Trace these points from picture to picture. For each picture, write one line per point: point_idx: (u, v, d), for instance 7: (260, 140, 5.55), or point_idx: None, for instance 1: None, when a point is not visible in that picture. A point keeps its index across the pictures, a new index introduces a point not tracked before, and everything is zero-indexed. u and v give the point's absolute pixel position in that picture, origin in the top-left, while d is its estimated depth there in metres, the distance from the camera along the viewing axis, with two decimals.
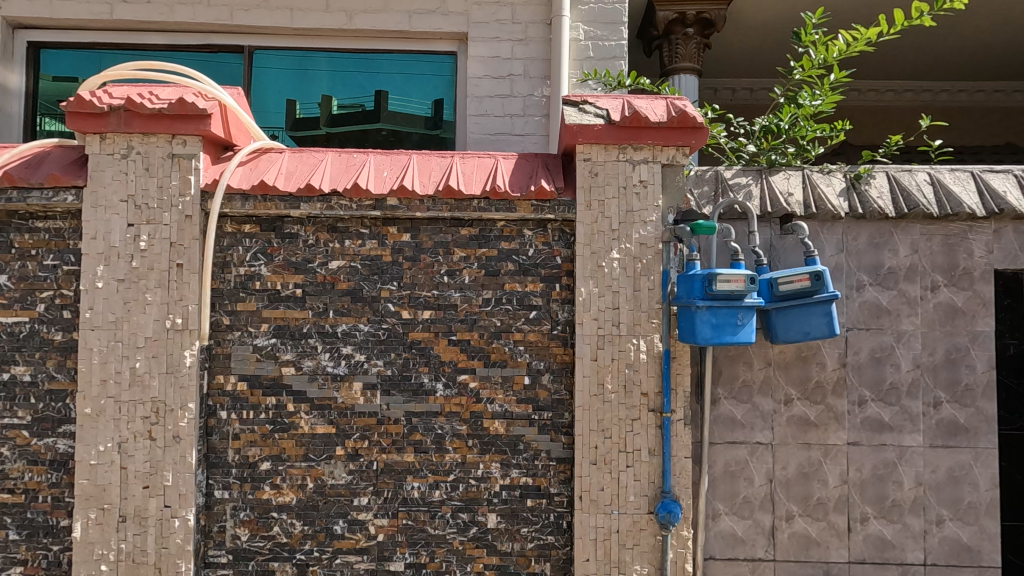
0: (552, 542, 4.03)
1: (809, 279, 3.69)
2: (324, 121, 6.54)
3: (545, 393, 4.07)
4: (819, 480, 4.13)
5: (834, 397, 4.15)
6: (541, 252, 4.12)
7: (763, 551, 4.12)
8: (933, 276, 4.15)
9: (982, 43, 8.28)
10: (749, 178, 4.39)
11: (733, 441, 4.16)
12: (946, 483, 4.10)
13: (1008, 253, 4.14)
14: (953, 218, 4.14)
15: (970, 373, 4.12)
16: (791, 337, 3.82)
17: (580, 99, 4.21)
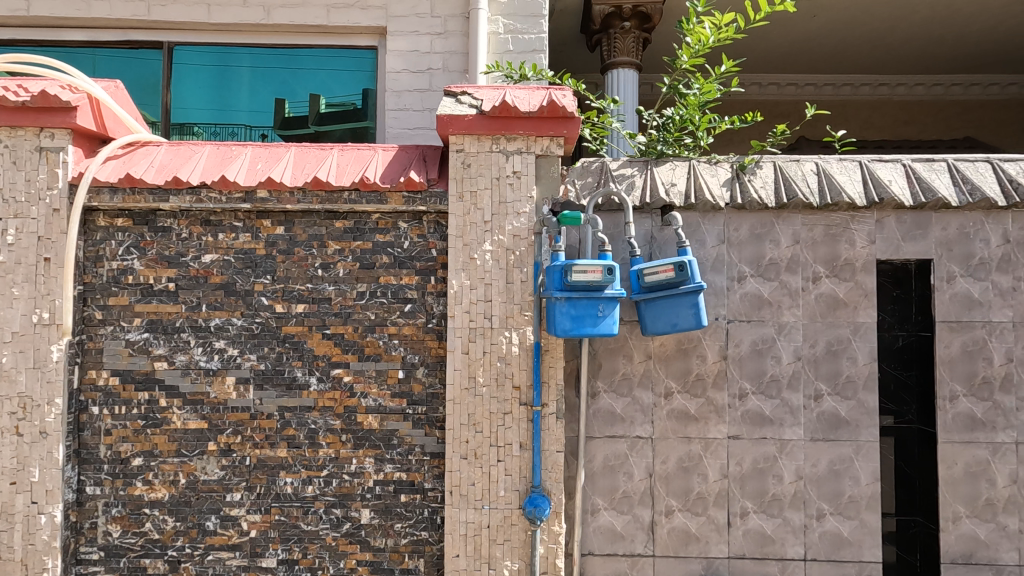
0: (426, 538, 4.00)
1: (674, 269, 3.64)
2: (312, 121, 6.53)
3: (419, 387, 4.03)
4: (699, 474, 4.08)
5: (714, 390, 4.10)
6: (416, 245, 4.08)
7: (642, 546, 4.08)
8: (814, 267, 4.09)
9: (929, 34, 8.94)
10: (634, 169, 4.33)
11: (612, 435, 4.11)
12: (827, 476, 4.04)
13: (891, 243, 4.07)
14: (834, 208, 4.08)
15: (851, 365, 4.06)
16: (659, 328, 3.76)
17: (460, 91, 4.20)
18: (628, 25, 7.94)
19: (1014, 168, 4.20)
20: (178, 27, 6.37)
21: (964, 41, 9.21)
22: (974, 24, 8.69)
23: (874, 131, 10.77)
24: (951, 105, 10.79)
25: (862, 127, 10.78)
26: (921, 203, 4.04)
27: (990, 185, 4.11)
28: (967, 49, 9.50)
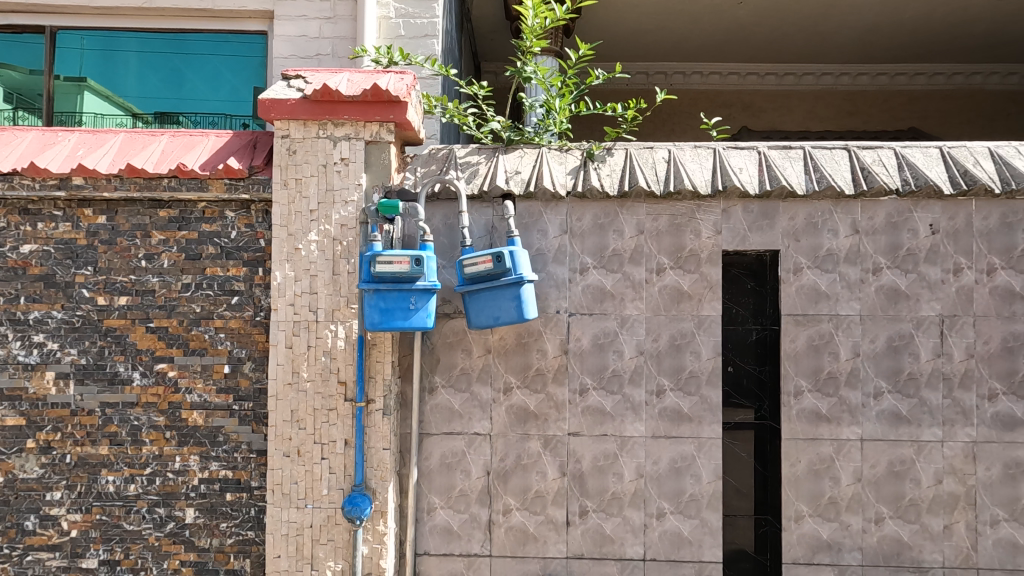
0: (252, 538, 3.86)
1: (492, 260, 3.50)
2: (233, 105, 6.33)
3: (246, 382, 3.89)
4: (538, 472, 3.95)
5: (554, 386, 3.96)
6: (244, 235, 3.92)
7: (479, 546, 3.95)
8: (658, 258, 3.95)
9: (865, 23, 8.89)
10: (481, 157, 4.17)
11: (449, 432, 3.98)
12: (668, 474, 3.91)
13: (736, 233, 3.92)
14: (678, 196, 3.92)
15: (695, 360, 3.92)
16: (483, 322, 3.61)
17: (295, 74, 4.02)
18: None
19: (870, 156, 4.05)
20: (60, 11, 6.18)
21: (901, 30, 9.10)
22: (907, 11, 8.59)
23: (819, 121, 10.67)
24: (899, 96, 10.66)
25: (806, 116, 10.67)
26: (766, 191, 3.88)
27: (843, 173, 3.96)
28: (907, 39, 9.38)
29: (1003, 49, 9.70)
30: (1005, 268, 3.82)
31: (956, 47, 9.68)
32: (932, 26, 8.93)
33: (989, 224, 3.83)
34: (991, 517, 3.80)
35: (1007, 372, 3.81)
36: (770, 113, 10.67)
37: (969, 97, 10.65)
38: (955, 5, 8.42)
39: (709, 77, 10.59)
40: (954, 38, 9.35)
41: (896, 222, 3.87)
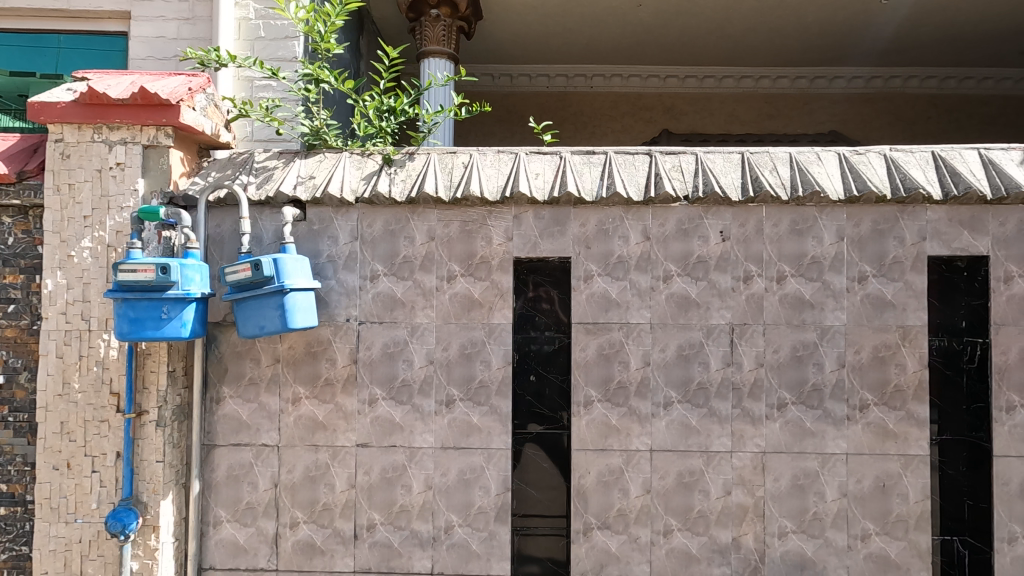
0: (27, 553, 3.75)
1: (251, 268, 3.41)
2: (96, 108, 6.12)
3: (22, 393, 3.78)
4: (326, 484, 3.86)
5: (343, 396, 3.87)
6: (21, 241, 3.80)
7: (265, 561, 3.86)
8: (449, 265, 3.87)
9: (770, 26, 8.84)
10: (279, 162, 4.09)
11: (237, 443, 3.89)
12: (456, 486, 3.83)
13: (527, 240, 3.85)
14: (467, 202, 3.85)
15: (485, 369, 3.85)
16: (249, 331, 3.52)
17: (82, 77, 3.92)
18: (438, 13, 7.73)
19: (671, 162, 3.99)
20: None
21: (808, 33, 9.06)
22: (808, 14, 8.58)
23: (739, 124, 10.68)
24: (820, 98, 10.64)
25: (727, 119, 10.66)
26: (554, 198, 3.81)
27: (637, 179, 3.90)
28: (817, 43, 9.36)
29: (915, 52, 9.69)
30: (795, 276, 3.77)
31: (869, 51, 9.66)
32: (838, 30, 8.92)
33: (779, 231, 3.78)
34: (779, 529, 3.73)
35: (797, 382, 3.75)
36: (690, 116, 10.68)
37: (888, 101, 10.66)
38: (855, 8, 8.38)
39: (629, 80, 10.59)
40: (864, 42, 9.36)
41: (687, 228, 3.81)
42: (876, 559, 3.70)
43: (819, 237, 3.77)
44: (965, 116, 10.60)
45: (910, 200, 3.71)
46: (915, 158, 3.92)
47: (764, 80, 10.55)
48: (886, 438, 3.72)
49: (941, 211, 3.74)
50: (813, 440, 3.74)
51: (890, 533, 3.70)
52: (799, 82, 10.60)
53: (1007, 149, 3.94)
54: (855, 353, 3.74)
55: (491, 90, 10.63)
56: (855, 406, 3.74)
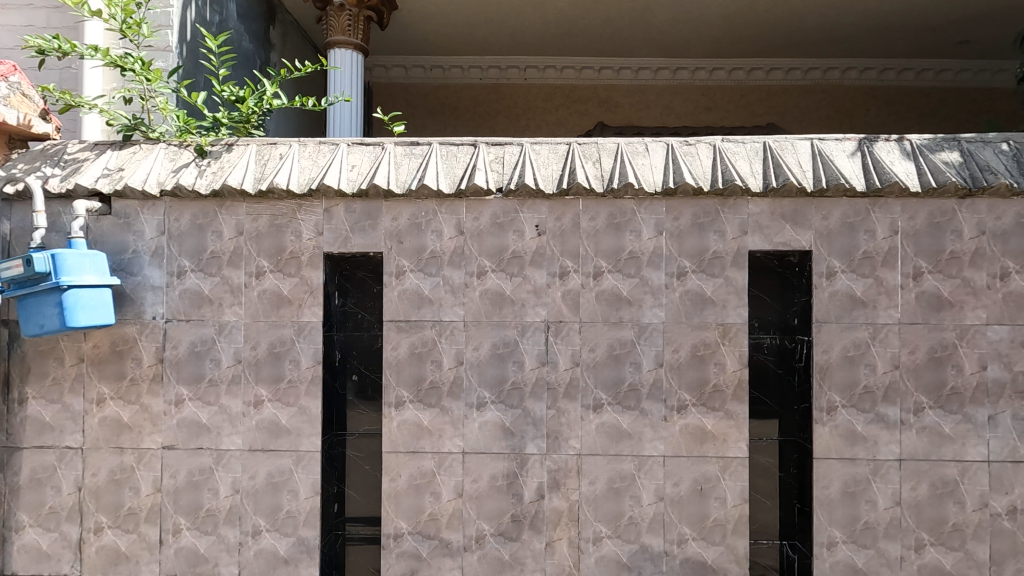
0: None
1: (23, 265, 3.27)
2: None
3: None
4: (131, 487, 3.73)
5: (149, 396, 3.74)
6: None
7: (69, 566, 3.74)
8: (258, 261, 3.73)
9: (693, 16, 8.68)
10: (91, 153, 3.93)
11: (40, 446, 3.75)
12: (264, 490, 3.70)
13: (338, 234, 3.71)
14: (276, 196, 3.70)
15: (294, 368, 3.71)
16: (31, 330, 3.40)
17: None
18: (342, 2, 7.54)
19: (495, 153, 3.85)
20: None
21: (733, 24, 8.89)
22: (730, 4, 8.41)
23: (675, 116, 10.49)
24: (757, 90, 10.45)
25: (663, 112, 10.48)
26: (362, 190, 3.65)
27: (455, 171, 3.75)
28: (745, 34, 9.18)
29: (848, 43, 9.52)
30: (612, 271, 3.63)
31: (800, 42, 9.49)
32: (764, 20, 8.73)
33: (596, 225, 3.64)
34: (593, 534, 3.60)
35: (613, 382, 3.62)
36: (625, 109, 10.51)
37: (827, 93, 10.47)
38: None
39: (563, 72, 10.41)
40: (793, 33, 9.18)
41: (502, 222, 3.66)
42: (692, 565, 3.58)
43: (637, 232, 3.63)
44: (903, 109, 10.44)
45: (728, 191, 3.56)
46: (744, 150, 3.78)
47: (700, 72, 10.36)
48: (704, 440, 3.59)
49: (763, 204, 3.60)
50: (630, 442, 3.60)
51: (707, 537, 3.57)
52: (736, 73, 10.42)
53: (841, 140, 3.80)
54: (674, 351, 3.61)
55: (424, 82, 10.49)
56: (673, 407, 3.60)
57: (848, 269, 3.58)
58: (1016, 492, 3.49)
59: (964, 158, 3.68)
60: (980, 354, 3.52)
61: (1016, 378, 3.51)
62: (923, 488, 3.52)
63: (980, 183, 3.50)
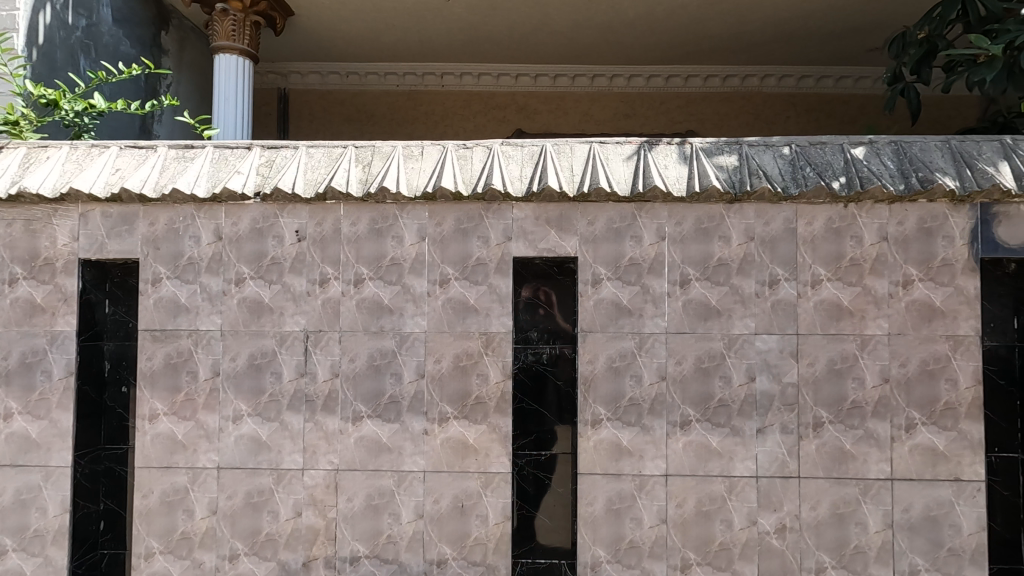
0: None
1: None
2: None
3: None
4: None
5: None
6: None
7: None
8: (11, 268, 3.58)
9: (594, 23, 8.60)
10: None
11: None
12: (12, 507, 3.54)
13: (94, 240, 3.57)
14: (29, 200, 3.55)
15: (46, 380, 3.56)
16: None
17: None
18: (225, 7, 7.42)
19: (266, 157, 3.71)
20: None
21: (636, 31, 8.81)
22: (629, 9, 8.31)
23: (595, 124, 10.35)
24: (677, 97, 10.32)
25: (581, 119, 10.35)
26: (114, 195, 3.50)
27: (219, 175, 3.62)
28: (652, 40, 9.09)
29: (760, 51, 9.43)
30: (373, 279, 3.49)
31: (710, 49, 9.39)
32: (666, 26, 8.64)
33: (357, 230, 3.50)
34: (350, 554, 3.45)
35: (373, 394, 3.47)
36: (542, 116, 10.39)
37: (746, 100, 10.32)
38: (670, 5, 8.16)
39: (479, 79, 10.30)
40: (701, 40, 9.08)
41: (261, 228, 3.53)
42: None
43: (398, 237, 3.50)
44: (823, 116, 10.29)
45: (488, 196, 3.43)
46: (521, 154, 3.65)
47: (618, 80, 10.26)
48: (465, 454, 3.44)
49: (528, 210, 3.47)
50: (389, 456, 3.45)
51: (468, 557, 3.42)
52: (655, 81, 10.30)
53: (621, 143, 3.68)
54: (435, 362, 3.46)
55: (341, 89, 10.41)
56: (434, 420, 3.45)
57: (614, 276, 3.44)
58: (785, 509, 3.35)
59: (740, 162, 3.56)
60: (748, 364, 3.39)
61: (785, 390, 3.37)
62: (690, 505, 3.37)
63: (744, 188, 3.38)
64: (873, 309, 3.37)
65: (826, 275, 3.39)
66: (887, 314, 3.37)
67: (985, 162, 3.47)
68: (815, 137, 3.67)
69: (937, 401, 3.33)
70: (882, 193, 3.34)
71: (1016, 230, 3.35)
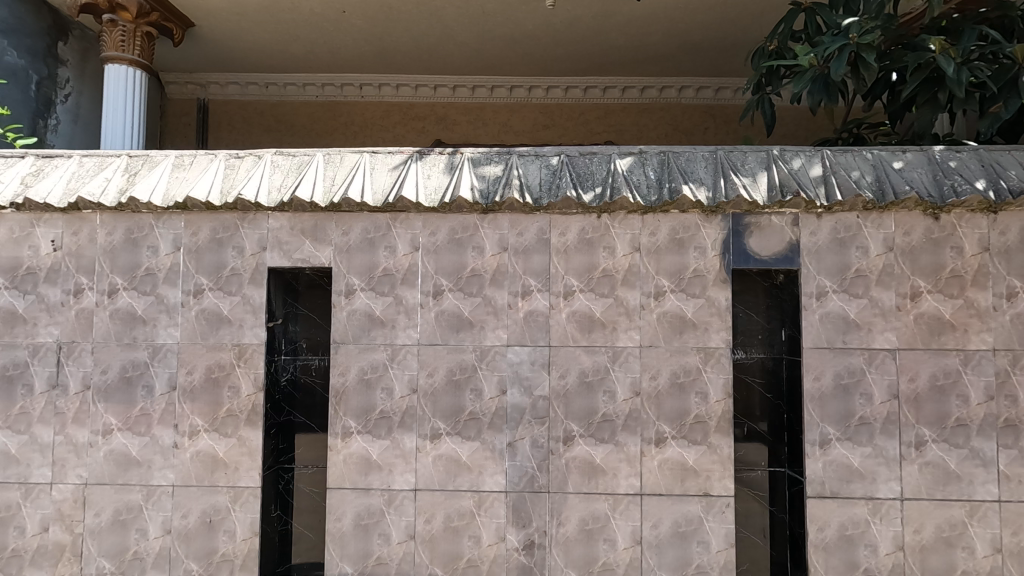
0: None
1: None
2: None
3: None
4: None
5: None
6: None
7: None
8: None
9: (494, 31, 8.51)
10: None
11: None
12: None
13: None
14: None
15: None
16: None
17: None
18: (114, 18, 7.00)
19: (37, 165, 3.68)
20: None
21: (540, 40, 8.72)
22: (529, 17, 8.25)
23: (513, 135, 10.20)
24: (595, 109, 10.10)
25: (499, 129, 10.18)
26: None
27: None
28: (559, 51, 8.99)
29: (670, 63, 9.26)
30: (127, 289, 3.45)
31: (622, 60, 9.26)
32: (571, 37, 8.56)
33: (113, 240, 3.46)
34: (96, 570, 3.37)
35: (123, 406, 3.41)
36: (461, 126, 10.23)
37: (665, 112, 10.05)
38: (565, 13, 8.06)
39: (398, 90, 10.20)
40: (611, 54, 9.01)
41: (17, 237, 3.49)
42: None
43: (153, 247, 3.46)
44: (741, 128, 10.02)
45: (240, 206, 3.40)
46: (290, 163, 3.63)
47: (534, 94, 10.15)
48: (215, 468, 3.38)
49: (283, 219, 3.44)
50: (138, 470, 3.39)
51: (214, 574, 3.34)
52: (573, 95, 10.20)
53: (393, 153, 3.66)
54: (187, 374, 3.41)
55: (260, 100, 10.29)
56: (184, 433, 3.39)
57: (367, 286, 3.40)
58: (533, 525, 3.28)
59: (503, 172, 3.53)
60: (499, 377, 3.34)
61: (536, 403, 3.32)
62: (438, 521, 3.30)
63: (493, 199, 3.35)
64: (624, 321, 3.33)
65: (578, 287, 3.35)
66: (639, 326, 3.32)
67: (744, 173, 3.45)
68: (586, 147, 3.64)
69: (687, 415, 3.27)
70: (631, 204, 3.31)
71: (768, 241, 3.32)
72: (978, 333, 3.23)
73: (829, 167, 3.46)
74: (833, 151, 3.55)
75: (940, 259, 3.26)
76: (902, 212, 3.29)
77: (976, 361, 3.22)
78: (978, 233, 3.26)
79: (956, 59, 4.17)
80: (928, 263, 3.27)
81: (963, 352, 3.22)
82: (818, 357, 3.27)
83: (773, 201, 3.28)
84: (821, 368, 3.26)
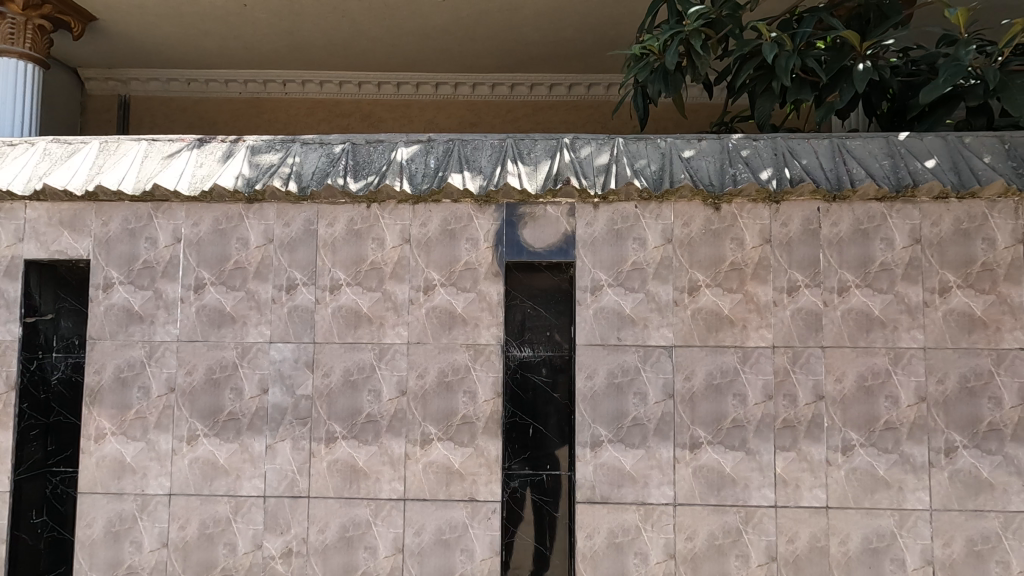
0: None
1: None
2: None
3: None
4: None
5: None
6: None
7: None
8: None
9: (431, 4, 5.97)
10: None
11: None
12: None
13: None
14: None
15: None
16: None
17: None
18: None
19: None
20: None
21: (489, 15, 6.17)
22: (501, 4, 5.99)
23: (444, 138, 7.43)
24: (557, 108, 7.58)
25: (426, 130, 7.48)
26: None
27: None
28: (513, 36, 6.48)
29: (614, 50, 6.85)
30: None
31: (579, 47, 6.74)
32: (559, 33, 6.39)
33: None
34: None
35: None
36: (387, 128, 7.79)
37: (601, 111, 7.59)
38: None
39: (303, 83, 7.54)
40: (624, 28, 6.34)
41: None
42: None
43: None
44: None
45: None
46: (63, 150, 3.45)
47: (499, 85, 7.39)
48: None
49: (42, 209, 3.28)
50: None
51: None
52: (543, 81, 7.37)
53: (172, 141, 3.47)
54: None
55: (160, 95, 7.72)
56: None
57: (125, 280, 3.22)
58: (292, 532, 3.11)
59: (278, 161, 3.35)
60: (261, 375, 3.17)
61: (298, 403, 3.15)
62: (192, 528, 3.13)
63: (254, 187, 3.18)
64: (391, 317, 3.16)
65: (344, 280, 3.18)
66: (407, 321, 3.15)
67: (526, 162, 3.27)
68: (373, 136, 3.46)
69: (454, 415, 3.11)
70: (397, 193, 3.15)
71: (542, 233, 3.16)
72: (756, 330, 3.07)
73: (616, 155, 3.27)
74: (627, 140, 3.36)
75: (719, 252, 3.10)
76: (681, 201, 3.13)
77: (754, 358, 3.06)
78: (759, 224, 3.11)
79: (787, 46, 4.02)
80: (707, 255, 3.10)
81: (741, 349, 3.07)
82: (591, 355, 3.10)
83: (544, 189, 3.11)
84: (594, 366, 3.10)
